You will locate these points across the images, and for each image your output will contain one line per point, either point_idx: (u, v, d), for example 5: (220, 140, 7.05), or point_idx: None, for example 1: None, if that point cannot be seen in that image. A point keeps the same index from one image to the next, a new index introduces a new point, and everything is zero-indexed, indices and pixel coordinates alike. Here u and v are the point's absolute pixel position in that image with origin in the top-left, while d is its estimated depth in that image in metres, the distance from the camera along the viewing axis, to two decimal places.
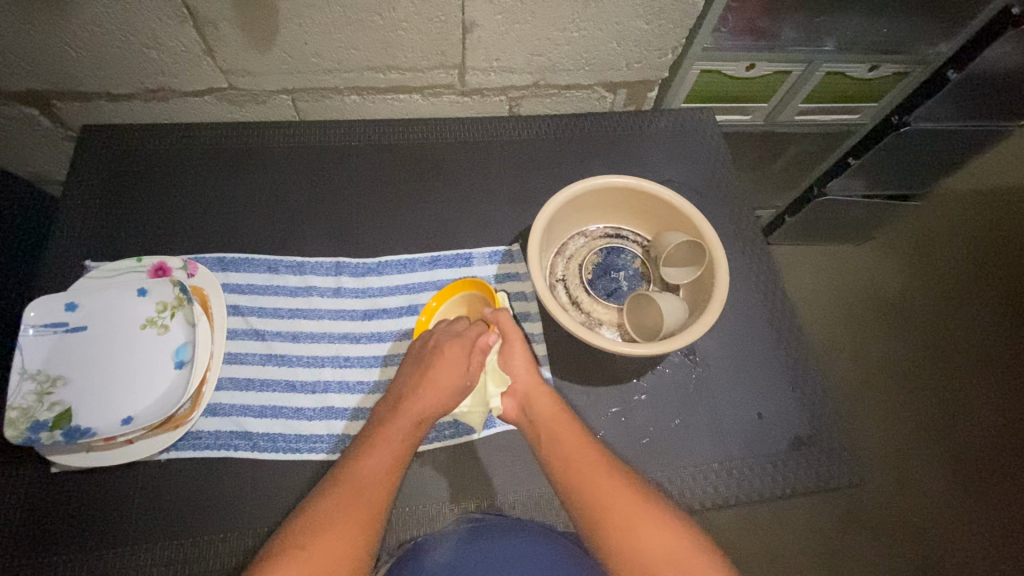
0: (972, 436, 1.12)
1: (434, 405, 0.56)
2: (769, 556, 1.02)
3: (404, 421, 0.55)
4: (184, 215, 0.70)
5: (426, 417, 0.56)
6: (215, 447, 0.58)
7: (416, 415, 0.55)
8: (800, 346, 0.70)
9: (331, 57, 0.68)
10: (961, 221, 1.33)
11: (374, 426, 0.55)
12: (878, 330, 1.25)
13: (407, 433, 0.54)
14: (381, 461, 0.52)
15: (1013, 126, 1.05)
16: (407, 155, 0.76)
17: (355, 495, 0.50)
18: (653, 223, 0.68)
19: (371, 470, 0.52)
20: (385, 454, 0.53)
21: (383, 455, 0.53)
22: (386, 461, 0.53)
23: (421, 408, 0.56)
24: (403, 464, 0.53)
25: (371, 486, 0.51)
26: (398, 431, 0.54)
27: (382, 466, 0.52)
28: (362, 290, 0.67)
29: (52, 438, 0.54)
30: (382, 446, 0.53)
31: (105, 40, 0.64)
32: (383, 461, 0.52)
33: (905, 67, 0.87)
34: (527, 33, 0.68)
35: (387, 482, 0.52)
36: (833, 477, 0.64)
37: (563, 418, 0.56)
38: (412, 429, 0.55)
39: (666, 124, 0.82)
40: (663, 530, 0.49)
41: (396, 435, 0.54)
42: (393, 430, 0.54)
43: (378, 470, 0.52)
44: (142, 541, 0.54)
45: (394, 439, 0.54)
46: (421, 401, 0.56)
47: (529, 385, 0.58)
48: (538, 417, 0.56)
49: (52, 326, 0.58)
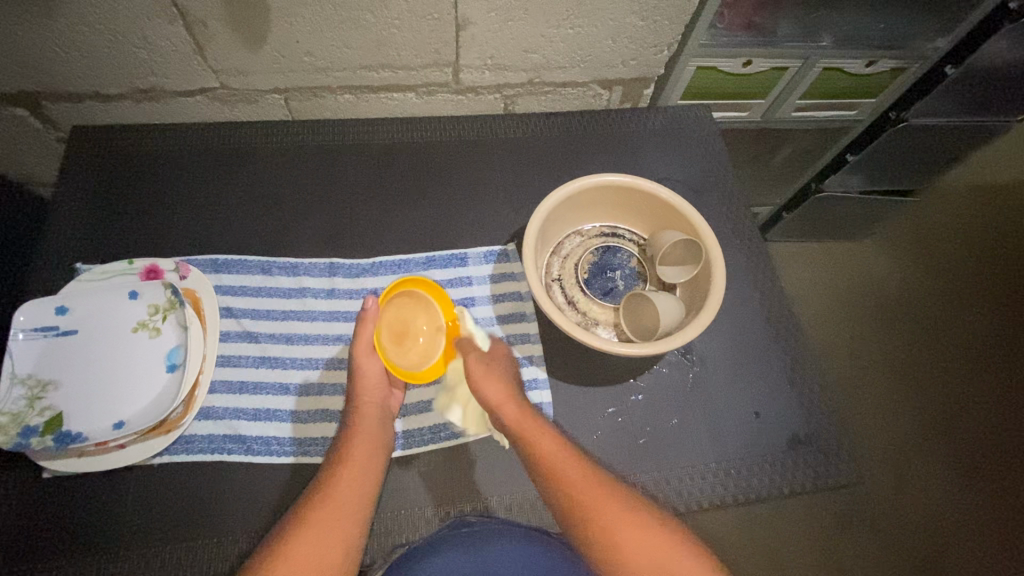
0: (970, 432, 1.12)
1: (376, 434, 0.56)
2: (767, 553, 1.02)
3: (371, 426, 0.56)
4: (176, 216, 0.69)
5: (374, 441, 0.56)
6: (209, 451, 0.57)
7: (367, 442, 0.55)
8: (797, 344, 0.70)
9: (323, 55, 0.68)
10: (958, 217, 1.32)
11: (343, 430, 0.56)
12: (876, 326, 1.25)
13: (367, 459, 0.54)
14: (358, 470, 0.53)
15: (1012, 122, 1.04)
16: (401, 154, 0.75)
17: (334, 509, 0.50)
18: (649, 222, 0.68)
19: (348, 479, 0.52)
20: (360, 461, 0.54)
21: (360, 461, 0.54)
22: (364, 469, 0.54)
23: (368, 436, 0.56)
24: (382, 464, 0.55)
25: (346, 504, 0.51)
26: (370, 436, 0.56)
27: (360, 473, 0.53)
28: (357, 290, 0.66)
29: (43, 444, 0.53)
30: (357, 453, 0.54)
31: (93, 41, 0.63)
32: (359, 469, 0.53)
33: (903, 62, 0.86)
34: (522, 29, 0.67)
35: (362, 500, 0.52)
36: (831, 477, 0.63)
37: (547, 432, 0.54)
38: (381, 430, 0.57)
39: (662, 122, 0.81)
40: (659, 535, 0.48)
41: (369, 440, 0.55)
42: (362, 435, 0.55)
43: (356, 479, 0.53)
44: (135, 546, 0.54)
45: (366, 444, 0.55)
46: (363, 429, 0.56)
47: (502, 400, 0.56)
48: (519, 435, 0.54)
49: (42, 329, 0.58)
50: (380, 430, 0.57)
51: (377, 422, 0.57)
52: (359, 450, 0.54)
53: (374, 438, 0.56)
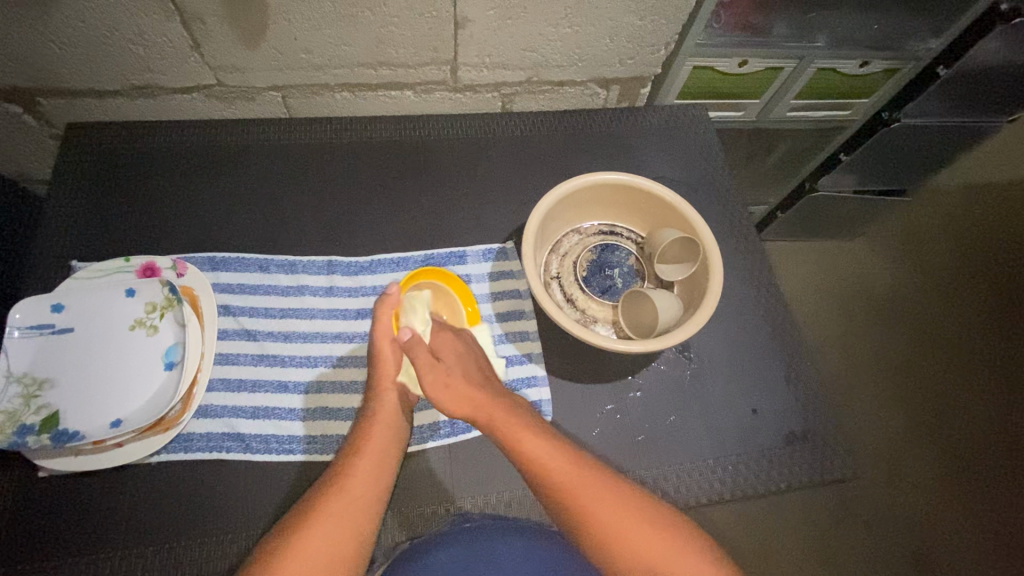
0: (963, 429, 1.14)
1: (393, 428, 0.56)
2: (764, 550, 1.03)
3: (389, 416, 0.56)
4: (173, 213, 0.69)
5: (391, 436, 0.55)
6: (207, 449, 0.57)
7: (384, 435, 0.55)
8: (792, 341, 0.70)
9: (321, 53, 0.67)
10: (947, 217, 1.34)
11: (362, 418, 0.56)
12: (868, 325, 1.26)
13: (382, 452, 0.54)
14: (375, 462, 0.53)
15: (1003, 122, 1.05)
16: (398, 152, 0.75)
17: (345, 502, 0.50)
18: (647, 219, 0.68)
19: (364, 472, 0.52)
20: (378, 452, 0.54)
21: (376, 453, 0.54)
22: (381, 461, 0.54)
23: (384, 430, 0.55)
24: (398, 456, 0.55)
25: (360, 498, 0.51)
26: (388, 426, 0.55)
27: (377, 466, 0.53)
28: (355, 288, 0.66)
29: (40, 442, 0.53)
30: (373, 445, 0.54)
31: (89, 37, 0.63)
32: (375, 462, 0.53)
33: (896, 63, 0.87)
34: (520, 28, 0.68)
35: (375, 495, 0.52)
36: (827, 473, 0.64)
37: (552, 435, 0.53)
38: (401, 420, 0.56)
39: (659, 121, 0.82)
40: (659, 538, 0.48)
41: (388, 430, 0.55)
42: (381, 424, 0.55)
43: (372, 473, 0.53)
44: (133, 545, 0.54)
45: (385, 434, 0.55)
46: (381, 423, 0.55)
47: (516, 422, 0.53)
48: (530, 451, 0.51)
49: (38, 327, 0.57)
50: (397, 423, 0.56)
51: (396, 412, 0.57)
52: (373, 444, 0.54)
53: (392, 428, 0.56)
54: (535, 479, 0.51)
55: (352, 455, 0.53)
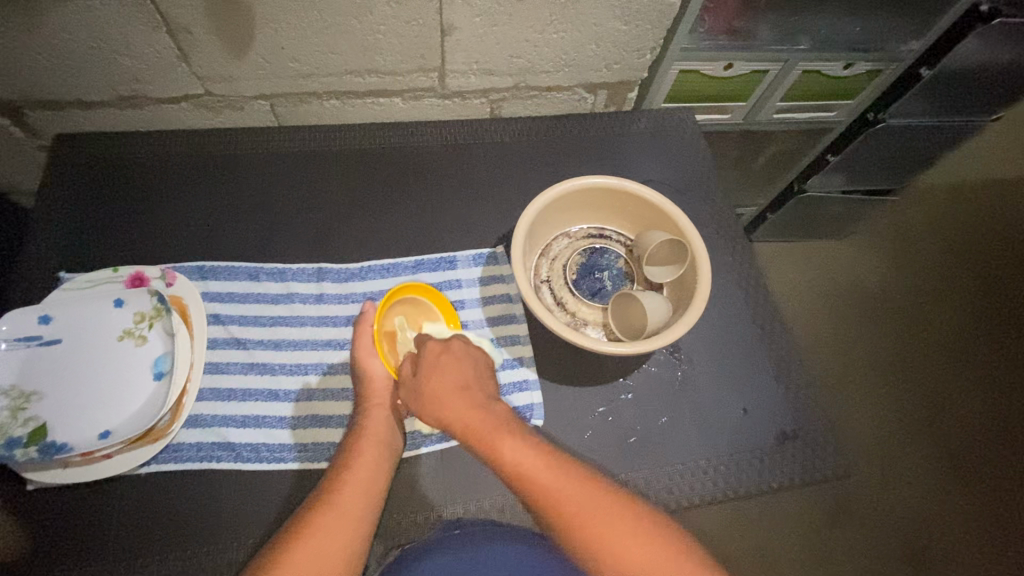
0: (957, 426, 1.15)
1: (384, 441, 0.56)
2: (762, 553, 1.02)
3: (380, 429, 0.57)
4: (162, 223, 0.69)
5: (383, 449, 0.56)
6: (197, 459, 0.57)
7: (375, 448, 0.55)
8: (781, 340, 0.71)
9: (309, 62, 0.68)
10: (931, 220, 1.36)
11: (351, 433, 0.57)
12: (860, 322, 1.27)
13: (372, 465, 0.54)
14: (365, 474, 0.53)
15: (988, 121, 1.07)
16: (388, 160, 0.75)
17: (338, 512, 0.50)
18: (634, 222, 0.68)
19: (353, 484, 0.52)
20: (368, 465, 0.54)
21: (368, 465, 0.54)
22: (371, 472, 0.54)
23: (375, 444, 0.56)
24: (390, 468, 0.55)
25: (351, 509, 0.51)
26: (378, 438, 0.56)
27: (366, 479, 0.53)
28: (345, 295, 0.66)
29: (27, 455, 0.53)
30: (364, 458, 0.54)
31: (75, 48, 0.63)
32: (364, 473, 0.53)
33: (880, 65, 0.89)
34: (505, 35, 0.68)
35: (368, 505, 0.52)
36: (818, 471, 0.64)
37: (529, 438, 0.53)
38: (390, 432, 0.57)
39: (647, 125, 0.82)
40: (655, 544, 0.48)
41: (377, 442, 0.56)
42: (371, 438, 0.56)
43: (361, 485, 0.53)
44: (122, 557, 0.53)
45: (374, 449, 0.55)
46: (371, 437, 0.56)
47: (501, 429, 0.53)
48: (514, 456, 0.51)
49: (26, 339, 0.58)
50: (388, 436, 0.57)
51: (386, 424, 0.57)
52: (364, 458, 0.54)
53: (383, 440, 0.56)
54: (523, 484, 0.50)
55: (342, 468, 0.54)
